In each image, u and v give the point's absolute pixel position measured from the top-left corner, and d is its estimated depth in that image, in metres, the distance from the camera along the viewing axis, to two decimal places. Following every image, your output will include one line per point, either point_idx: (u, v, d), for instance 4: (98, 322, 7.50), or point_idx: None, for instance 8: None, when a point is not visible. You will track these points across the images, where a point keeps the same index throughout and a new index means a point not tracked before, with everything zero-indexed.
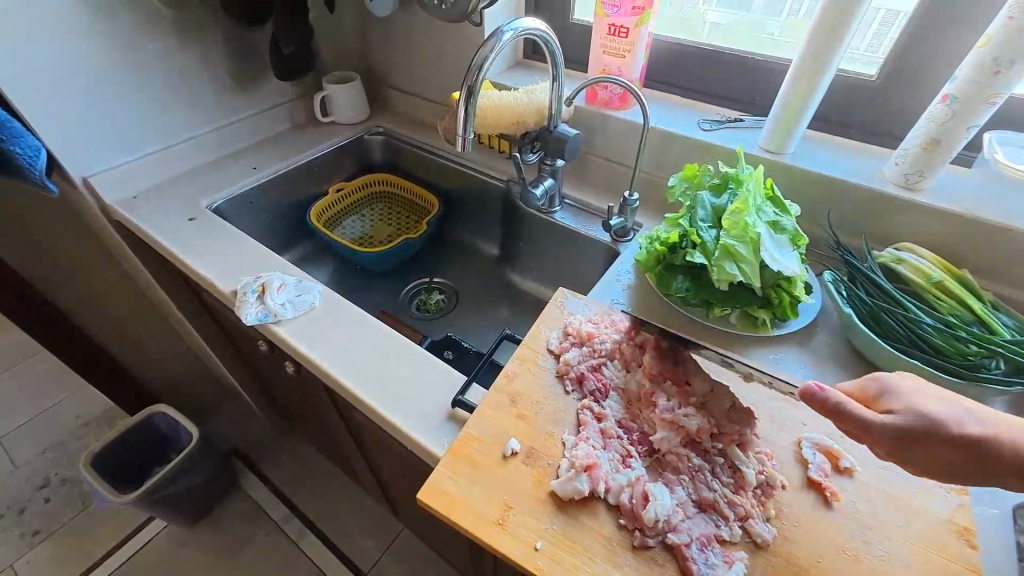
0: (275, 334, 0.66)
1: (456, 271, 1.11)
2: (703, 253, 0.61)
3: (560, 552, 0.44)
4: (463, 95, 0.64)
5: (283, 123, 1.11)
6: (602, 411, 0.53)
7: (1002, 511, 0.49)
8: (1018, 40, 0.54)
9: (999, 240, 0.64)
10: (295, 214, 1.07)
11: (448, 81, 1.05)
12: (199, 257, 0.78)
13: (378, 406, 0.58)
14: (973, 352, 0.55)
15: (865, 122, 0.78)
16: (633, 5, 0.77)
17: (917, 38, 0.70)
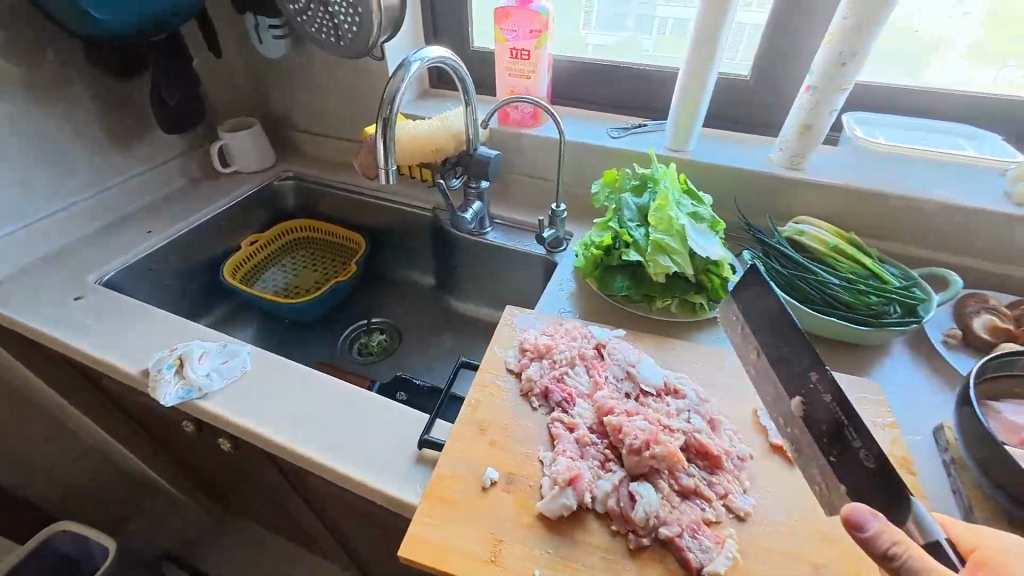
0: (204, 411, 0.59)
1: (395, 307, 1.07)
2: (637, 251, 0.65)
3: (559, 575, 0.42)
4: (380, 128, 0.63)
5: (178, 179, 1.02)
6: (573, 420, 0.52)
7: (926, 436, 0.55)
8: (854, 36, 0.64)
9: (871, 202, 0.74)
10: (205, 275, 0.98)
11: (357, 116, 1.03)
12: (93, 340, 0.68)
13: (338, 466, 0.53)
14: (874, 301, 0.63)
15: (748, 115, 0.88)
16: (530, 29, 0.80)
17: (775, 40, 0.80)
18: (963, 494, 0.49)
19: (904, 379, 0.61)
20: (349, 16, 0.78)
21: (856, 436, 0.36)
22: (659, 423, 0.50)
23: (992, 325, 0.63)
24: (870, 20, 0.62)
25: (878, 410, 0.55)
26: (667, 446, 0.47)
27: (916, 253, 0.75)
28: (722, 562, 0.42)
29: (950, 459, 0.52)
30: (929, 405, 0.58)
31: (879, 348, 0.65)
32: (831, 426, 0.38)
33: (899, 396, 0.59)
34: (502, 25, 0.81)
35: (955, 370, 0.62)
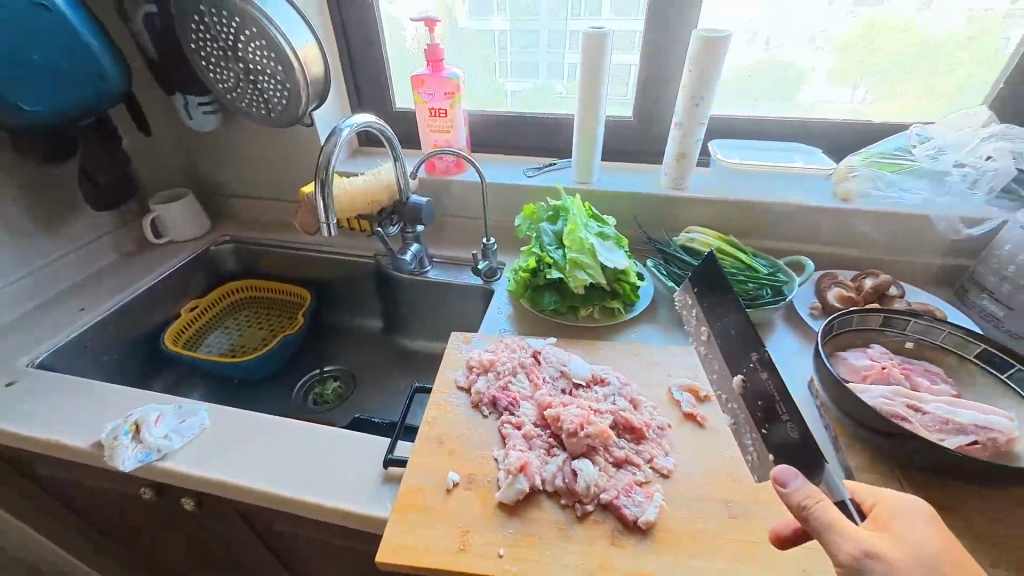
0: (165, 471, 0.60)
1: (346, 354, 1.10)
2: (558, 269, 0.76)
3: (520, 549, 0.48)
4: (318, 188, 0.70)
5: (108, 255, 1.02)
6: (519, 419, 0.60)
7: (803, 390, 0.68)
8: (700, 83, 0.81)
9: (740, 210, 0.91)
10: (144, 346, 0.96)
11: (291, 178, 1.09)
12: (35, 421, 0.67)
13: (309, 497, 0.56)
14: (751, 287, 0.78)
15: (638, 148, 1.04)
16: (444, 91, 0.92)
17: (648, 87, 0.97)
18: (831, 428, 0.61)
19: (782, 348, 0.75)
20: (277, 91, 0.85)
21: (786, 411, 0.45)
22: (591, 409, 0.59)
23: (841, 295, 0.79)
24: (708, 72, 0.80)
25: None
26: (599, 425, 0.56)
27: (781, 246, 0.93)
28: (653, 511, 0.51)
29: (820, 403, 0.65)
30: (803, 365, 0.72)
31: (762, 325, 0.79)
32: (766, 402, 0.48)
33: (780, 361, 0.73)
34: (420, 89, 0.93)
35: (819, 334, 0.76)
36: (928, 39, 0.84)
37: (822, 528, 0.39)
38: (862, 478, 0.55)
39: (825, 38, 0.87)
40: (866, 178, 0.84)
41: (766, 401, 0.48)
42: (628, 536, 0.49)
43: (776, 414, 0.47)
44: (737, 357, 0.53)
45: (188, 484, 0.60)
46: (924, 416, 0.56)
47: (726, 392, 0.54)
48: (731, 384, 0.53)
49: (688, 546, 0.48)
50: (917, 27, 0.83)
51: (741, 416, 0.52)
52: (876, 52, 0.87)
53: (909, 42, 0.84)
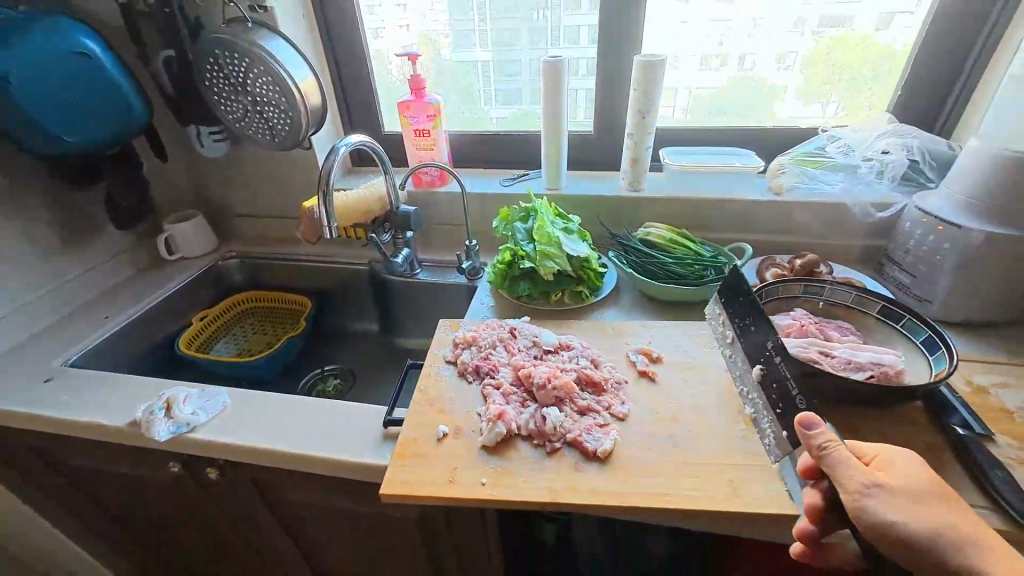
0: (194, 440, 0.69)
1: (344, 354, 1.20)
2: (530, 259, 0.87)
3: (499, 478, 0.59)
4: (320, 197, 0.82)
5: (126, 270, 1.12)
6: (499, 381, 0.71)
7: None
8: (645, 99, 0.95)
9: (688, 205, 1.04)
10: (160, 351, 1.06)
11: (291, 196, 1.20)
12: (74, 408, 0.76)
13: (321, 453, 0.66)
14: (697, 269, 0.90)
15: (600, 158, 1.18)
16: (427, 114, 1.06)
17: (606, 105, 1.12)
18: None
19: None
20: (280, 119, 0.98)
21: (802, 400, 0.54)
22: (558, 369, 0.70)
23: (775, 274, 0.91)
24: (652, 90, 0.94)
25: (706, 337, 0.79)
26: (565, 380, 0.67)
27: (726, 237, 1.06)
28: (609, 444, 0.61)
29: None
30: None
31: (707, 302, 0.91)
32: (781, 388, 0.58)
33: None
34: (406, 114, 1.06)
35: None
36: (892, 52, 0.97)
37: (838, 463, 0.46)
38: None
39: (796, 57, 1.00)
40: (793, 174, 0.99)
41: (780, 386, 0.58)
42: (589, 463, 0.59)
43: (790, 398, 0.56)
44: (754, 350, 0.63)
45: (214, 452, 0.70)
46: (833, 359, 0.67)
47: (748, 382, 0.65)
48: (753, 375, 0.64)
49: (638, 469, 0.59)
50: (882, 41, 0.96)
51: (761, 404, 0.62)
52: (847, 66, 1.00)
53: (872, 57, 0.98)
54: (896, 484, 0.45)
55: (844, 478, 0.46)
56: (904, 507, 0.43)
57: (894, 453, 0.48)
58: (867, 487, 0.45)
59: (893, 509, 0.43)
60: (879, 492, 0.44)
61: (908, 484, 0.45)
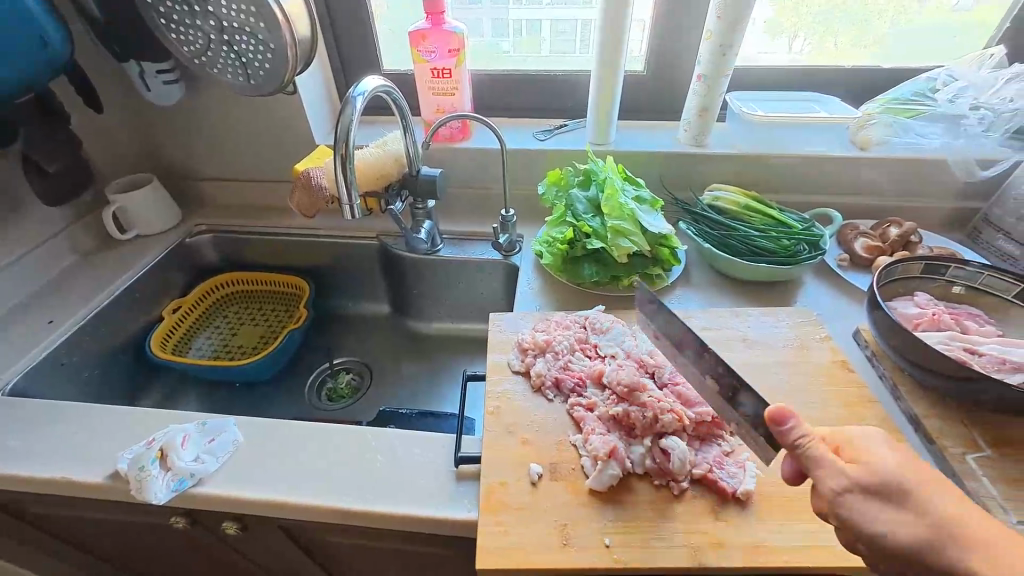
0: (204, 496, 0.54)
1: (355, 344, 1.01)
2: (598, 238, 0.72)
3: (625, 536, 0.47)
4: (338, 163, 0.62)
5: (68, 256, 0.88)
6: (590, 401, 0.57)
7: (850, 340, 0.69)
8: (729, 31, 0.76)
9: (762, 164, 0.89)
10: (127, 359, 0.85)
11: (272, 154, 0.96)
12: (29, 458, 0.58)
13: (381, 508, 0.52)
14: (788, 243, 0.77)
15: (648, 105, 1.00)
16: (449, 48, 0.84)
17: (663, 39, 0.92)
18: (889, 377, 0.62)
19: (816, 299, 0.76)
20: (259, 52, 0.74)
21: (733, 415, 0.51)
22: (658, 395, 0.56)
23: (868, 245, 0.79)
24: (737, 18, 0.75)
25: (813, 327, 0.68)
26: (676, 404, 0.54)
27: (800, 199, 0.92)
28: (750, 482, 0.50)
29: (871, 353, 0.65)
30: (844, 314, 0.73)
31: (796, 280, 0.79)
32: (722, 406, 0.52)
33: (821, 312, 0.73)
34: (419, 47, 0.84)
35: (855, 285, 0.77)
36: None
37: (813, 466, 0.38)
38: (929, 422, 0.56)
39: None
40: (883, 125, 0.84)
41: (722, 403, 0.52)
42: (729, 508, 0.48)
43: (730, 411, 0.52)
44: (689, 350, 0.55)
45: (235, 508, 0.54)
46: (980, 358, 0.58)
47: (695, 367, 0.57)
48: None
49: (790, 513, 0.48)
50: None
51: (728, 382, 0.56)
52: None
53: None
54: (886, 492, 0.37)
55: (823, 479, 0.38)
56: (896, 514, 0.37)
57: (861, 435, 0.40)
58: (847, 504, 0.37)
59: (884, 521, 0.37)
60: (857, 502, 0.37)
61: (904, 490, 0.37)
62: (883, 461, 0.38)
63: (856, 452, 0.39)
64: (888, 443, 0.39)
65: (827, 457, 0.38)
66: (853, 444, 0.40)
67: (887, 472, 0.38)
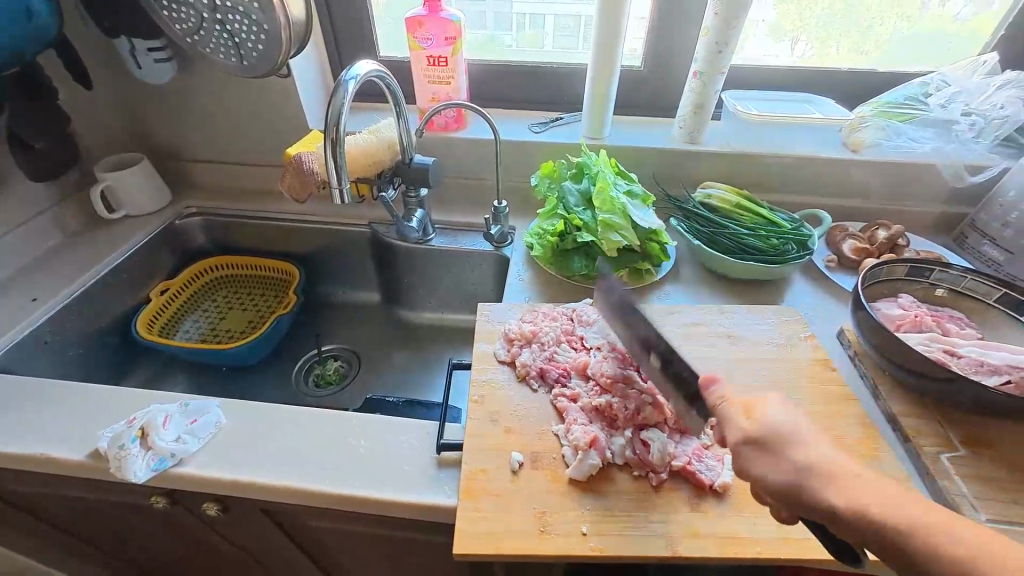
0: (185, 477, 0.54)
1: (344, 331, 1.01)
2: (588, 231, 0.73)
3: (602, 524, 0.47)
4: (328, 147, 0.62)
5: (53, 234, 0.87)
6: (574, 392, 0.58)
7: (834, 339, 0.69)
8: (726, 28, 0.76)
9: (755, 163, 0.89)
10: (112, 339, 0.85)
11: (264, 137, 0.95)
12: (8, 435, 0.57)
13: (362, 492, 0.52)
14: (778, 242, 0.77)
15: (644, 101, 1.00)
16: (445, 35, 0.83)
17: (661, 35, 0.92)
18: (869, 376, 0.63)
19: (803, 299, 0.76)
20: (252, 33, 0.73)
21: None
22: (639, 389, 0.57)
23: (856, 247, 0.80)
24: (734, 15, 0.75)
25: (798, 325, 0.69)
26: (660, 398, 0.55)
27: (792, 200, 0.93)
28: (728, 475, 0.51)
29: (854, 352, 0.66)
30: (829, 314, 0.74)
31: (783, 279, 0.79)
32: None
33: (807, 312, 0.74)
34: (415, 34, 0.83)
35: (841, 286, 0.78)
36: None
37: (718, 421, 0.43)
38: (907, 421, 0.57)
39: None
40: (876, 128, 0.84)
41: None
42: (707, 500, 0.49)
43: None
44: None
45: (216, 489, 0.54)
46: (959, 360, 0.58)
47: None
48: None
49: (766, 506, 0.49)
50: None
51: None
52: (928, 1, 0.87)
53: None
54: (774, 444, 0.39)
55: (726, 430, 0.42)
56: (786, 462, 0.38)
57: (768, 397, 0.42)
58: (743, 451, 0.40)
59: (773, 469, 0.38)
60: (751, 453, 0.40)
61: (793, 444, 0.39)
62: (780, 418, 0.40)
63: (755, 407, 0.41)
64: (789, 407, 0.41)
65: (733, 412, 0.42)
66: (757, 401, 0.42)
67: (777, 425, 0.40)
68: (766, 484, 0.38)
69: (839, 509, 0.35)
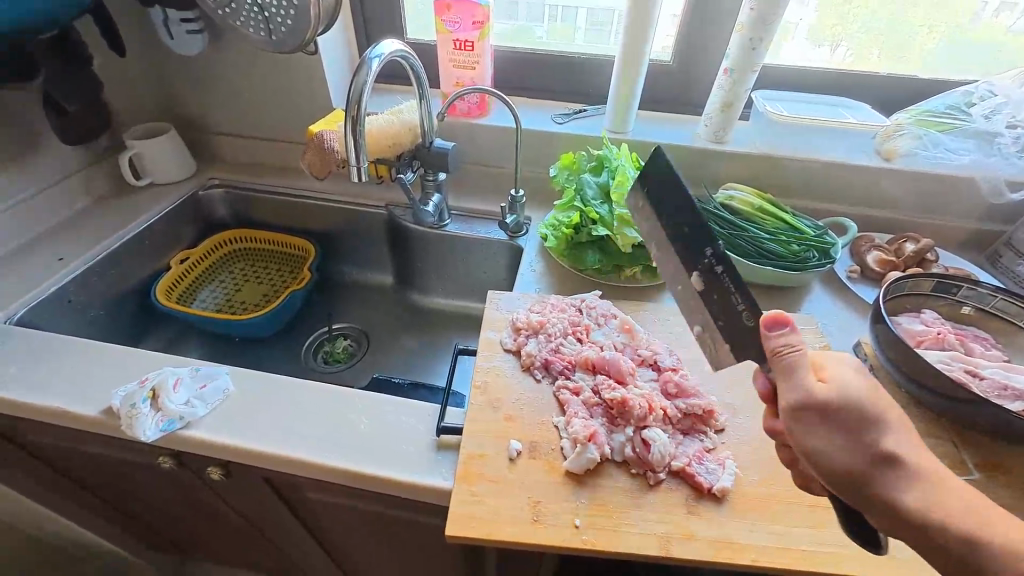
0: (191, 440, 0.56)
1: (355, 310, 1.02)
2: (604, 225, 0.72)
3: (596, 519, 0.47)
4: (348, 125, 0.62)
5: (82, 197, 0.90)
6: (577, 385, 0.57)
7: (849, 351, 0.68)
8: (761, 24, 0.73)
9: (781, 167, 0.87)
10: (132, 303, 0.87)
11: (289, 114, 0.96)
12: (27, 386, 0.60)
13: (360, 468, 0.53)
14: (798, 249, 0.75)
15: (671, 97, 0.98)
16: (473, 20, 0.82)
17: (693, 29, 0.90)
18: (884, 392, 0.61)
19: (821, 309, 0.74)
20: (281, 8, 0.73)
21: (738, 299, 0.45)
22: (643, 388, 0.56)
23: (880, 259, 0.77)
24: (771, 11, 0.72)
25: (813, 335, 0.67)
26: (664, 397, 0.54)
27: (817, 206, 0.90)
28: (727, 480, 0.50)
29: (870, 366, 0.64)
30: (847, 326, 0.71)
31: (802, 287, 0.77)
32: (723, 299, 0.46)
33: (824, 322, 0.72)
34: (443, 17, 0.83)
35: (862, 297, 0.75)
36: None
37: (784, 374, 0.39)
38: (920, 440, 0.55)
39: None
40: (911, 137, 0.81)
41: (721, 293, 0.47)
42: (704, 503, 0.48)
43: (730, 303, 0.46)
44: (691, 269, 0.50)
45: (220, 454, 0.56)
46: (982, 381, 0.56)
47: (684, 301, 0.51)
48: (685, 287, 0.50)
49: (765, 514, 0.48)
50: None
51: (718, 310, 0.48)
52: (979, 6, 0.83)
53: None
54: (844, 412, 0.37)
55: (784, 390, 0.39)
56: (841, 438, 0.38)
57: (836, 358, 0.39)
58: (804, 418, 0.38)
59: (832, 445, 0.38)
60: (814, 420, 0.38)
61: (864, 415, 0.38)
62: (853, 388, 0.38)
63: (826, 369, 0.39)
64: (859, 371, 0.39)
65: (805, 371, 0.38)
66: (825, 364, 0.39)
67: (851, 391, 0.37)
68: (822, 455, 0.38)
69: (898, 499, 0.37)
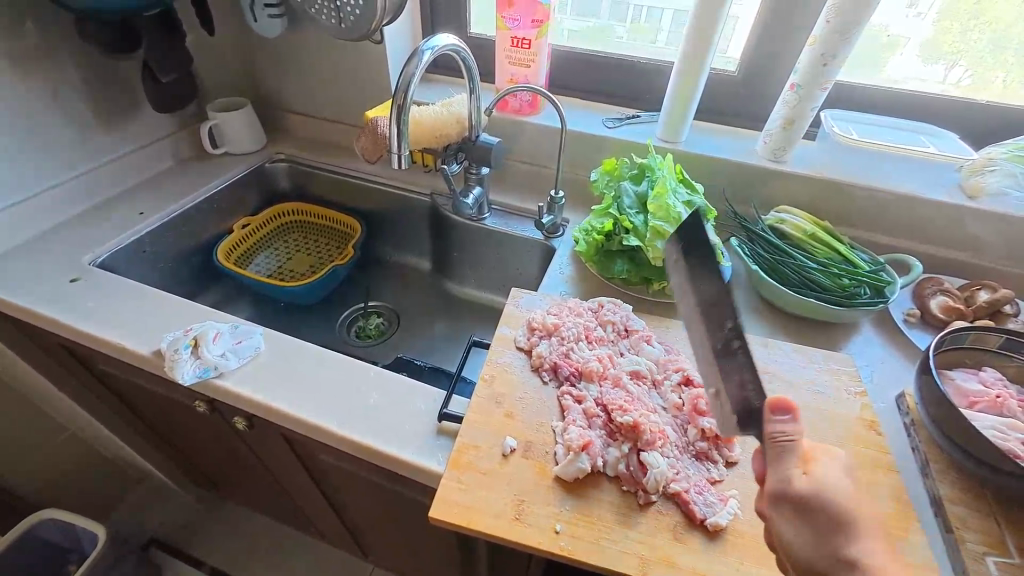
0: (222, 388, 0.61)
1: (392, 290, 1.07)
2: (636, 236, 0.70)
3: (577, 528, 0.47)
4: (394, 113, 0.64)
5: (166, 159, 1.00)
6: (582, 393, 0.57)
7: (888, 404, 0.62)
8: (836, 39, 0.68)
9: (844, 194, 0.81)
10: (197, 258, 0.96)
11: (352, 96, 1.01)
12: (98, 320, 0.68)
13: (363, 441, 0.55)
14: (847, 283, 0.70)
15: (732, 109, 0.94)
16: (532, 18, 0.83)
17: (763, 39, 0.85)
18: (921, 450, 0.55)
19: (868, 352, 0.68)
20: None
21: None
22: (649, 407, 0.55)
23: (946, 305, 0.70)
24: (850, 25, 0.67)
25: (849, 378, 0.62)
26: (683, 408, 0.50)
27: (879, 239, 0.83)
28: (725, 516, 0.48)
29: (910, 421, 0.58)
30: (891, 373, 0.66)
31: (847, 325, 0.72)
32: None
33: (865, 366, 0.66)
34: (505, 14, 0.84)
35: (913, 344, 0.69)
36: None
37: (776, 459, 0.42)
38: (952, 507, 0.50)
39: None
40: (1004, 174, 0.73)
41: None
42: (694, 533, 0.47)
43: None
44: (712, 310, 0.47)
45: (243, 405, 0.61)
46: None
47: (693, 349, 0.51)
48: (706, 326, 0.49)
49: (759, 555, 0.46)
50: None
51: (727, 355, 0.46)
52: None
53: None
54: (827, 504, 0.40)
55: (770, 472, 0.43)
56: (825, 519, 0.40)
57: (828, 454, 0.42)
58: (779, 504, 0.41)
59: (801, 524, 0.40)
60: (789, 509, 0.41)
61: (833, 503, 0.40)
62: (835, 479, 0.41)
63: (814, 463, 0.42)
64: (843, 472, 0.42)
65: (793, 458, 0.42)
66: (815, 458, 0.42)
67: (830, 488, 0.40)
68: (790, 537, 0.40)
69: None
